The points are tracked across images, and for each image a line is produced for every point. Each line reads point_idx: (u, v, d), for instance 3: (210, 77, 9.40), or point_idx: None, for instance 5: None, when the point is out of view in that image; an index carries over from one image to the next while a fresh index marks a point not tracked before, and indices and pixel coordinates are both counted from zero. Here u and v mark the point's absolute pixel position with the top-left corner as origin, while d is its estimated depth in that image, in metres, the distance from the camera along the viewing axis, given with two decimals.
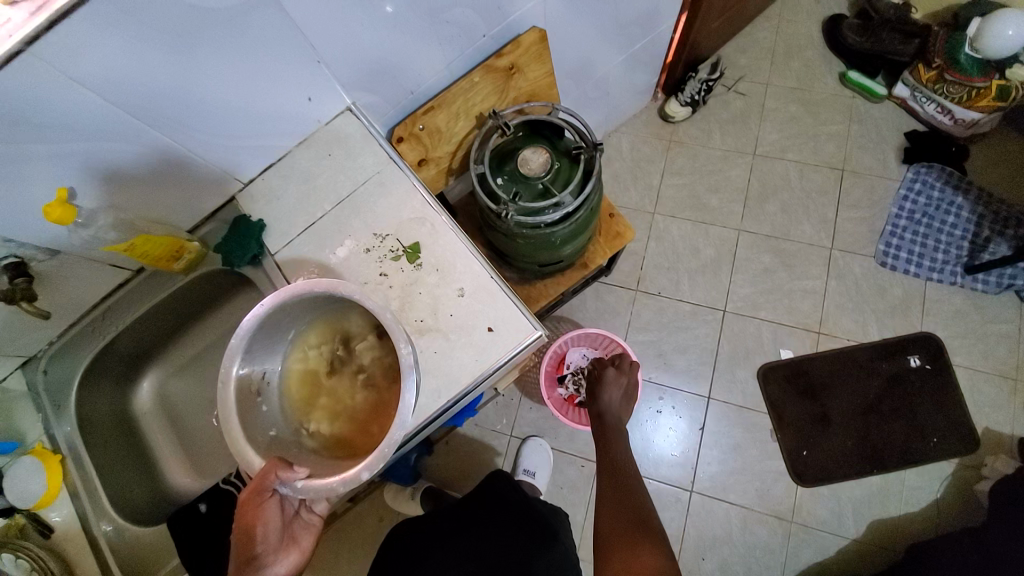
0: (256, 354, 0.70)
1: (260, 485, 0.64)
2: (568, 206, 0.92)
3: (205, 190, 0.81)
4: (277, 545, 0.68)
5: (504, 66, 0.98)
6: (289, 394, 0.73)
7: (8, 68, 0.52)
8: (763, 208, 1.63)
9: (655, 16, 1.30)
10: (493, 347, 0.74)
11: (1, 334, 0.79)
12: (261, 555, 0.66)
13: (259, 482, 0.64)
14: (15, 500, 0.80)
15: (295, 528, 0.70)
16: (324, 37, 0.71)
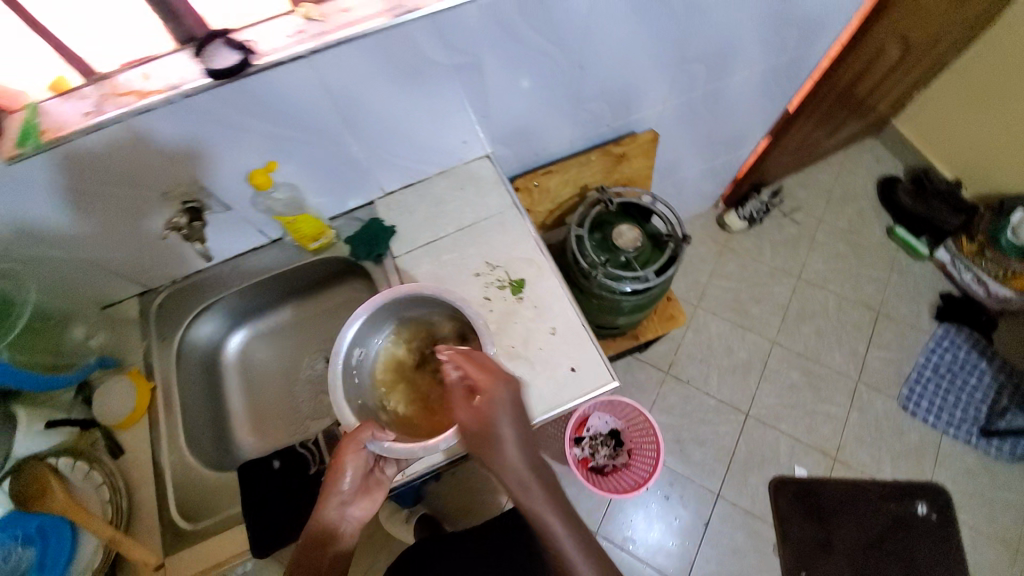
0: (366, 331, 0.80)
1: (354, 438, 0.71)
2: (650, 281, 1.03)
3: (355, 191, 0.95)
4: (356, 492, 0.73)
5: (617, 152, 1.13)
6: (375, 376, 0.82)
7: (288, 65, 0.66)
8: (799, 327, 1.73)
9: (740, 139, 1.48)
10: (573, 383, 0.81)
11: (145, 264, 0.88)
12: (343, 495, 0.72)
13: (354, 437, 0.71)
14: (104, 415, 0.82)
15: (371, 482, 0.74)
16: (497, 99, 0.89)
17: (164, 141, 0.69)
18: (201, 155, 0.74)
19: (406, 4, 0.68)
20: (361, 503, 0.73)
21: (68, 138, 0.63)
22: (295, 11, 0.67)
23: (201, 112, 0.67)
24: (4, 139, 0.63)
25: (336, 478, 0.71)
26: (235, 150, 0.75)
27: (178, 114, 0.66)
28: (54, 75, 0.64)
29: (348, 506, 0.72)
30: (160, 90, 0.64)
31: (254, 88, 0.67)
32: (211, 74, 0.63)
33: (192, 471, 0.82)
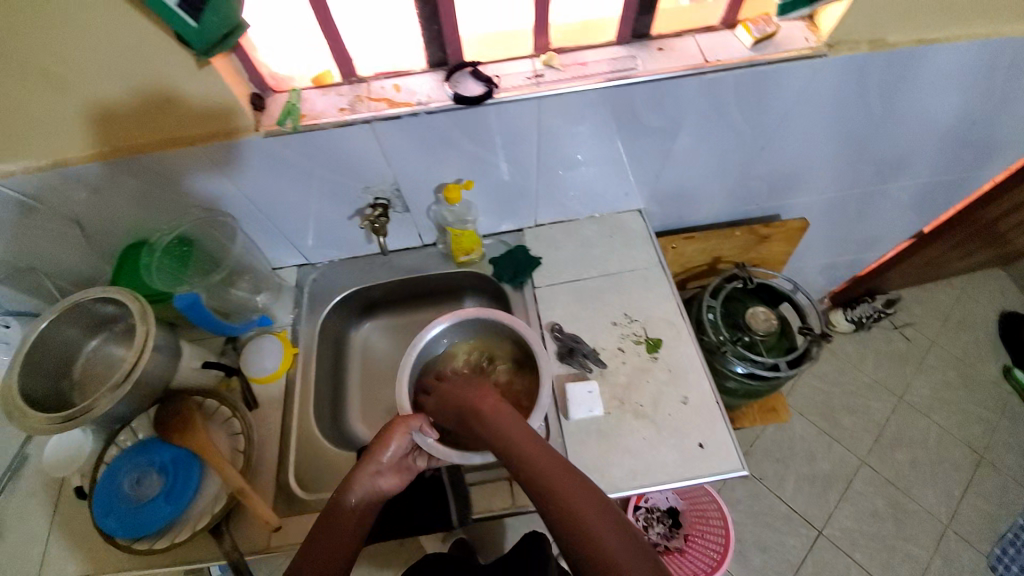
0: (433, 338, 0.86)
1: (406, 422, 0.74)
2: (781, 372, 0.99)
3: (514, 217, 0.99)
4: (392, 468, 0.73)
5: (763, 233, 1.10)
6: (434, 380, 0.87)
7: (521, 102, 0.72)
8: (891, 452, 1.62)
9: (873, 245, 1.44)
10: (699, 460, 0.78)
11: (318, 240, 0.95)
12: (380, 468, 0.72)
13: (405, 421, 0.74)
14: (250, 369, 0.87)
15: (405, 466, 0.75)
16: (675, 164, 0.92)
17: (393, 143, 0.76)
18: (410, 162, 0.80)
19: (637, 68, 0.73)
20: (393, 480, 0.72)
21: (321, 127, 0.70)
22: (535, 58, 0.75)
23: (433, 127, 0.74)
24: (267, 116, 0.70)
25: (377, 450, 0.72)
26: (438, 163, 0.81)
27: (413, 126, 0.73)
28: (321, 69, 0.72)
29: (381, 480, 0.71)
30: (409, 103, 0.71)
31: (483, 115, 0.73)
32: (456, 99, 0.70)
33: (315, 443, 0.85)
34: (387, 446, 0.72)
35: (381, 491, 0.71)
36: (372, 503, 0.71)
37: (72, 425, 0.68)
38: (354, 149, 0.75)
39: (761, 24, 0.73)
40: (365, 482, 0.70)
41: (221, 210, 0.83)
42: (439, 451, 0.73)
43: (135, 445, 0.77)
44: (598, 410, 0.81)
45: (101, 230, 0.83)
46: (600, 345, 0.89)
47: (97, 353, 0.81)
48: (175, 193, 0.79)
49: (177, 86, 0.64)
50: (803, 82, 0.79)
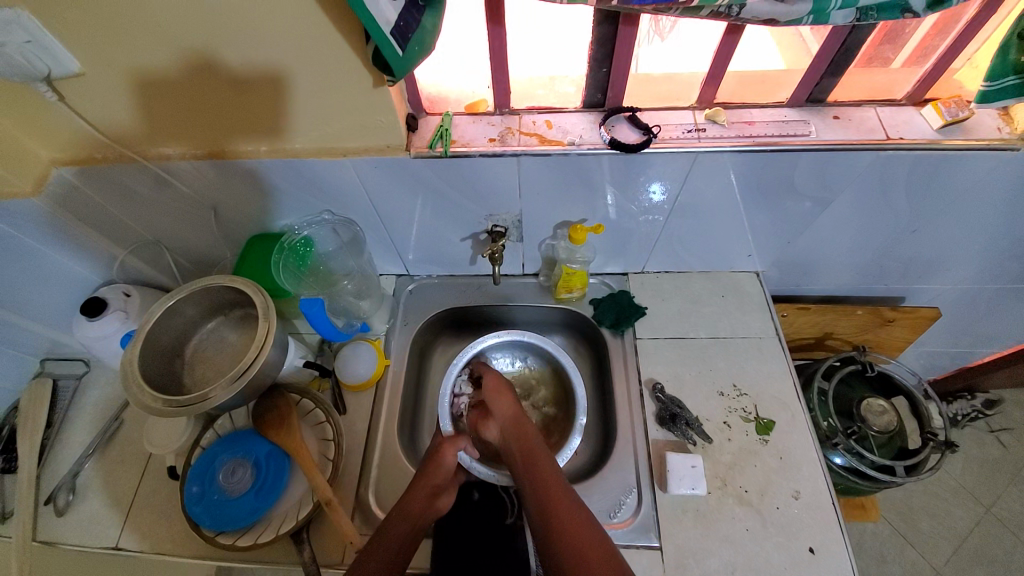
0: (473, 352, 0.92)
1: (453, 443, 0.80)
2: (896, 478, 0.89)
3: (623, 260, 0.96)
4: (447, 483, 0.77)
5: (887, 317, 1.00)
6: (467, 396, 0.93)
7: (676, 154, 0.69)
8: (975, 570, 1.45)
9: (990, 342, 1.31)
10: (810, 568, 0.71)
11: (425, 255, 0.95)
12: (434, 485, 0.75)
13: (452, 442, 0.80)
14: (348, 375, 0.88)
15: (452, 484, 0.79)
16: (811, 234, 0.86)
17: (535, 179, 0.74)
18: (543, 197, 0.78)
19: (811, 134, 0.68)
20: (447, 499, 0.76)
21: (469, 155, 0.69)
22: (698, 110, 0.71)
23: (578, 166, 0.71)
24: (418, 137, 0.70)
25: (431, 472, 0.76)
26: (570, 202, 0.79)
27: (561, 164, 0.71)
28: (477, 97, 0.71)
29: (437, 499, 0.74)
30: (560, 142, 0.69)
31: (633, 160, 0.70)
32: (612, 144, 0.67)
33: (398, 462, 0.84)
34: (442, 467, 0.76)
35: (437, 509, 0.74)
36: (425, 521, 0.72)
37: (185, 412, 0.69)
38: (494, 179, 0.74)
39: (954, 107, 0.67)
40: (423, 499, 0.73)
41: (346, 217, 0.85)
42: (484, 472, 0.80)
43: (234, 434, 0.81)
44: (701, 489, 0.76)
45: (230, 217, 0.85)
46: (705, 415, 0.84)
47: (210, 339, 0.84)
48: (307, 195, 0.80)
49: (333, 95, 0.64)
50: (985, 173, 0.72)
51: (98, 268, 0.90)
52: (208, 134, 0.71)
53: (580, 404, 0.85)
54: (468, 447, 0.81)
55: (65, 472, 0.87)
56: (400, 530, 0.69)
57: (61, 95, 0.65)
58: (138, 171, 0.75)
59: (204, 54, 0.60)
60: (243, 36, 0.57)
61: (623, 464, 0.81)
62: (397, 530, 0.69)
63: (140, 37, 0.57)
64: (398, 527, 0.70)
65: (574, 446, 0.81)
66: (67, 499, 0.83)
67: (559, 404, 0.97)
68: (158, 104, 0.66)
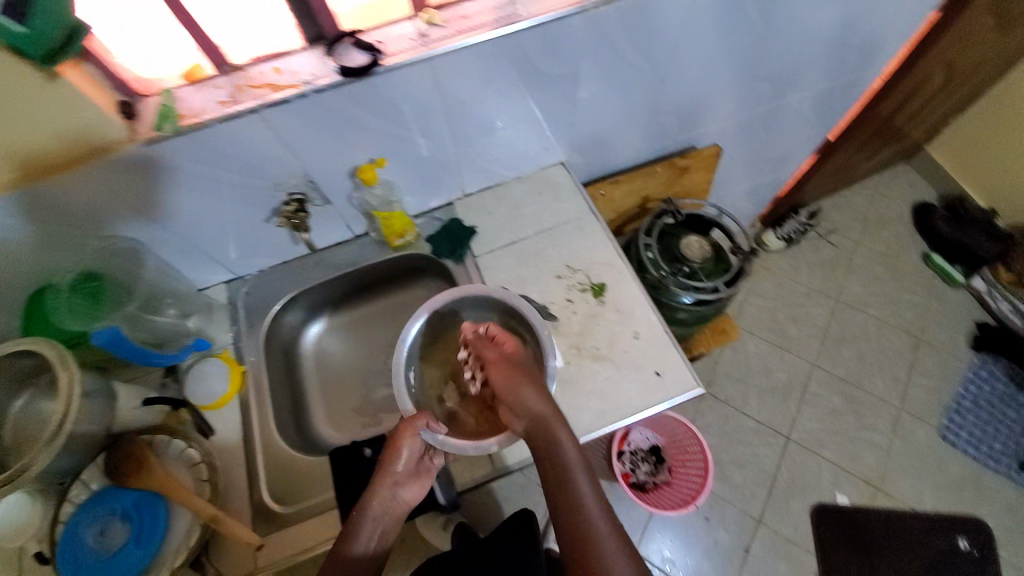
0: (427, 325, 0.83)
1: (412, 424, 0.73)
2: (721, 293, 1.07)
3: (439, 190, 0.98)
4: (410, 473, 0.75)
5: (681, 166, 1.17)
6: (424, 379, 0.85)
7: (413, 69, 0.70)
8: (838, 350, 1.74)
9: (786, 161, 1.52)
10: (660, 387, 0.82)
11: (242, 250, 0.91)
12: (396, 477, 0.73)
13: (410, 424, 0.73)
14: (200, 396, 0.85)
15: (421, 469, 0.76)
16: (585, 108, 0.93)
17: (294, 134, 0.72)
18: (316, 151, 0.77)
19: (523, 13, 0.73)
20: (413, 486, 0.74)
21: (206, 124, 0.66)
22: (417, 18, 0.73)
23: (325, 106, 0.70)
24: (144, 124, 0.67)
25: (390, 461, 0.72)
26: (349, 148, 0.78)
27: (306, 110, 0.69)
28: (190, 63, 0.68)
29: (401, 489, 0.74)
30: (295, 85, 0.67)
31: (378, 85, 0.70)
32: (343, 72, 0.67)
33: (284, 457, 0.82)
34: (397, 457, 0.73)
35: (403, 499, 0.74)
36: (392, 515, 0.73)
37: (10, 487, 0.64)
38: (252, 145, 0.72)
39: None
40: (385, 493, 0.72)
41: (120, 234, 0.78)
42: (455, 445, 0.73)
43: (94, 496, 0.75)
44: (559, 361, 0.82)
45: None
46: (549, 300, 0.91)
47: (28, 413, 0.76)
48: (62, 226, 0.73)
49: (21, 109, 0.58)
50: (689, 6, 0.81)
51: None
52: None
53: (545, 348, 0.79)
54: (432, 424, 0.73)
55: None
56: (365, 531, 0.69)
57: None
58: None
59: None
60: None
61: None
62: (362, 529, 0.69)
63: None
64: (363, 531, 0.69)
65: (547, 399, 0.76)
66: None
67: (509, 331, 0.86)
68: None
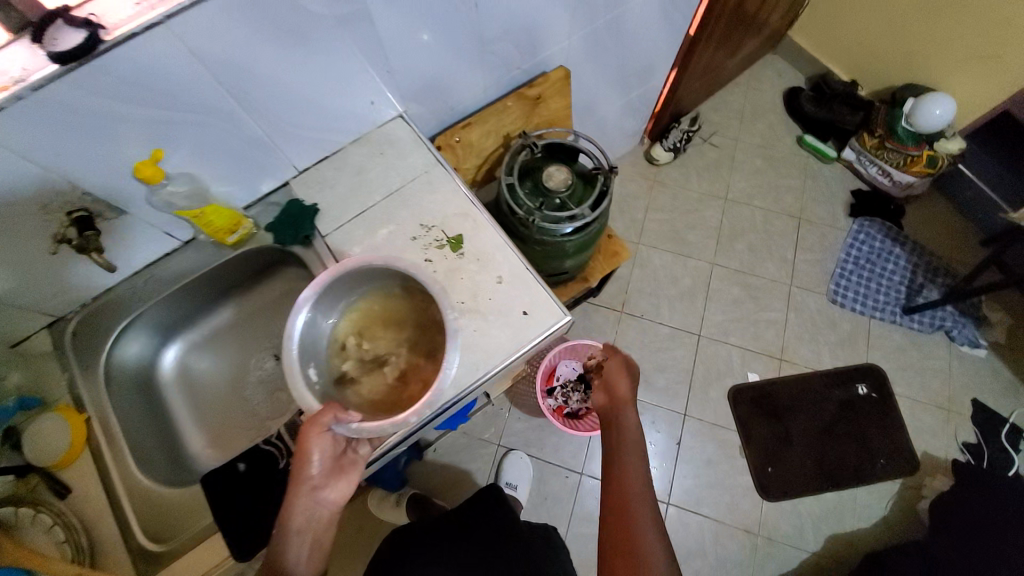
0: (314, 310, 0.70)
1: (319, 421, 0.65)
2: (586, 216, 1.05)
3: (264, 173, 0.88)
4: (330, 472, 0.67)
5: (533, 95, 1.12)
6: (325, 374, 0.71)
7: (145, 38, 0.59)
8: (733, 245, 1.83)
9: (650, 70, 1.50)
10: (527, 327, 0.82)
11: (47, 289, 0.78)
12: (314, 481, 0.66)
13: (316, 422, 0.65)
14: (36, 457, 0.74)
15: (345, 463, 0.68)
16: (399, 50, 0.84)
17: (36, 142, 0.61)
18: (75, 158, 0.65)
19: None
20: (343, 483, 0.68)
21: None
22: None
23: (58, 103, 0.59)
24: None
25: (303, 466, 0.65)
26: (118, 145, 0.68)
27: (34, 112, 0.58)
28: None
29: (326, 489, 0.67)
30: (2, 86, 0.55)
31: (113, 65, 0.59)
32: (57, 58, 0.56)
33: (157, 497, 0.77)
34: (311, 460, 0.65)
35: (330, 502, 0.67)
36: (322, 520, 0.67)
37: None
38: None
39: None
40: (305, 501, 0.66)
41: None
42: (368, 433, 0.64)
43: None
44: None
45: None
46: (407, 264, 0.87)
47: None
48: None
49: None
50: None
51: None
52: None
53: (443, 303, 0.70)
54: (339, 418, 0.64)
55: None
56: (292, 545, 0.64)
57: None
58: None
59: None
60: None
61: None
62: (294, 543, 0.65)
63: None
64: (291, 547, 0.64)
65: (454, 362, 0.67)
66: None
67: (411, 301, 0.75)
68: None
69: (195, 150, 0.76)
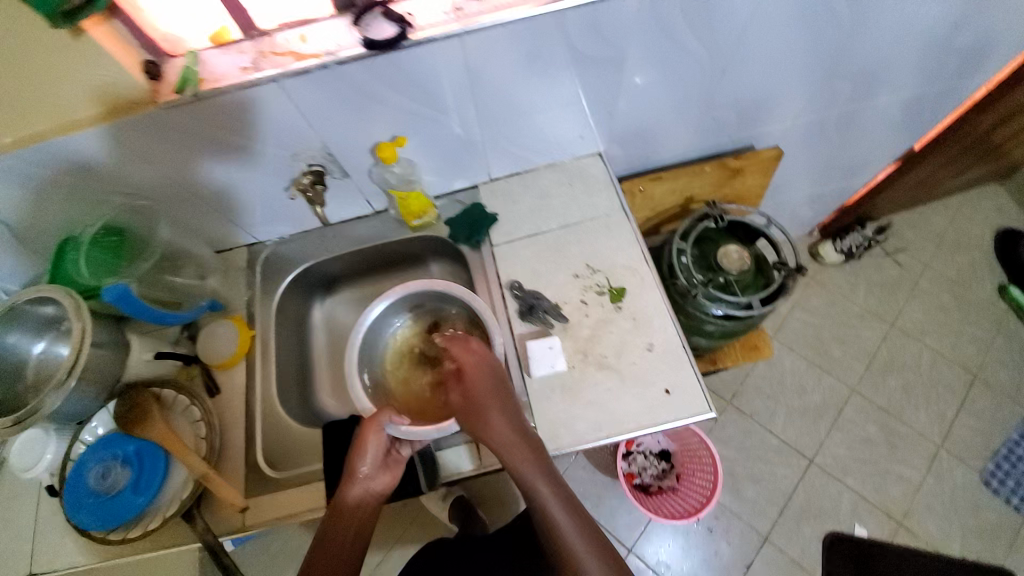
0: (385, 318, 0.90)
1: (376, 421, 0.75)
2: (754, 311, 0.96)
3: (463, 173, 0.93)
4: (379, 467, 0.74)
5: (734, 167, 1.04)
6: (387, 365, 0.92)
7: (439, 44, 0.65)
8: (882, 378, 1.61)
9: (858, 168, 1.36)
10: (666, 407, 0.76)
11: (264, 216, 0.91)
12: (366, 473, 0.73)
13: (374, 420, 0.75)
14: (208, 355, 0.86)
15: (389, 462, 0.76)
16: (629, 99, 0.85)
17: (86, 82, 0.62)
18: (336, 125, 0.74)
19: None
20: (386, 475, 0.75)
21: (225, 91, 0.64)
22: None
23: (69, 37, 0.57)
24: (165, 84, 0.65)
25: (358, 456, 0.73)
26: (368, 124, 0.75)
27: (325, 80, 0.66)
28: (215, 26, 0.65)
29: (373, 480, 0.73)
30: (316, 54, 0.64)
31: (402, 60, 0.66)
32: (367, 44, 0.63)
33: (281, 422, 0.85)
34: (365, 455, 0.73)
35: (376, 491, 0.73)
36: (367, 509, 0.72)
37: (23, 428, 0.69)
38: (58, 104, 0.64)
39: None
40: (356, 491, 0.72)
41: (152, 197, 0.80)
42: (417, 433, 0.74)
43: (101, 439, 0.78)
44: (560, 365, 0.79)
45: (24, 225, 0.79)
46: (562, 299, 0.86)
47: (46, 358, 0.80)
48: (91, 183, 0.75)
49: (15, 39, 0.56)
50: None
51: None
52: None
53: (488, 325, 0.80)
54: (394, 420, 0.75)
55: None
56: (344, 528, 0.70)
57: None
58: None
59: None
60: None
61: None
62: (341, 529, 0.70)
63: None
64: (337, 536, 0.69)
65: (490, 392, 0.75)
66: None
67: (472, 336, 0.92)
68: None
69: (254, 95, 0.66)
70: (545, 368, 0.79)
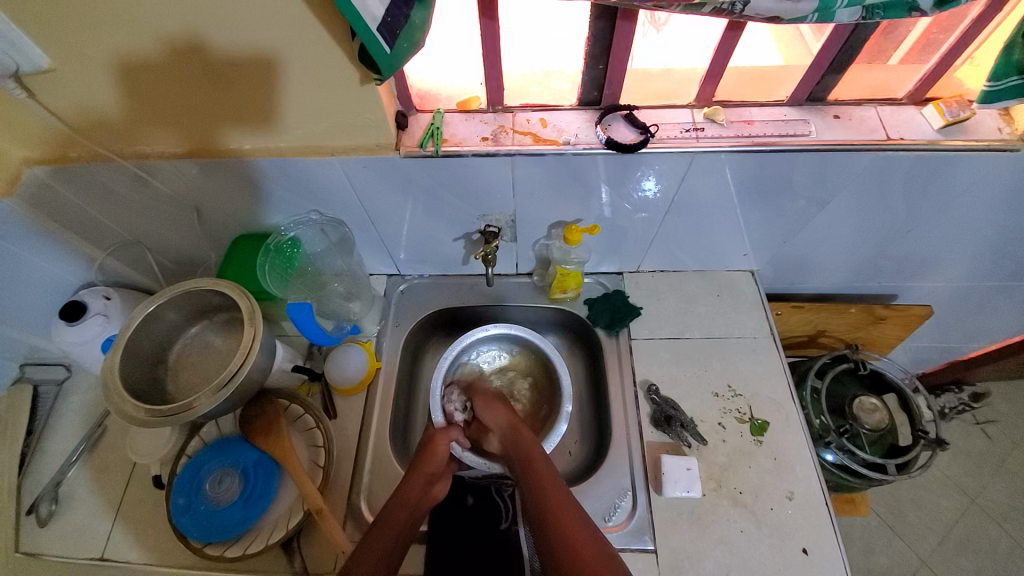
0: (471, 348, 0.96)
1: (445, 436, 0.80)
2: (887, 475, 0.91)
3: (617, 259, 0.95)
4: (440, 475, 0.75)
5: (880, 315, 1.01)
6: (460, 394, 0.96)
7: (671, 154, 0.68)
8: (955, 558, 1.47)
9: (980, 337, 1.33)
10: (804, 569, 0.71)
11: (420, 254, 0.93)
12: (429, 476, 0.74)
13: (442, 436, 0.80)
14: (340, 378, 0.86)
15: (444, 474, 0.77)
16: (807, 234, 0.86)
17: (92, 64, 0.60)
18: (536, 199, 0.77)
19: (810, 134, 0.68)
20: (443, 486, 0.75)
21: (460, 155, 0.68)
22: (696, 108, 0.71)
23: (162, 35, 0.56)
24: (408, 136, 0.70)
25: (424, 462, 0.75)
26: (562, 203, 0.78)
27: (555, 162, 0.69)
28: (468, 94, 0.70)
29: (433, 487, 0.73)
30: (556, 141, 0.68)
31: (630, 159, 0.69)
32: (609, 143, 0.66)
33: (390, 465, 0.82)
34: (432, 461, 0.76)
35: (434, 497, 0.73)
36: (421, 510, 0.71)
37: (167, 422, 0.67)
38: (64, 86, 0.63)
39: (956, 107, 0.66)
40: (418, 490, 0.72)
41: (335, 218, 0.84)
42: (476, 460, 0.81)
43: (221, 441, 0.79)
44: (696, 492, 0.75)
45: (216, 215, 0.84)
46: (699, 416, 0.83)
47: (194, 344, 0.81)
48: (295, 195, 0.79)
49: (307, 73, 0.61)
50: (985, 173, 0.71)
51: (72, 269, 0.88)
52: (206, 121, 0.68)
53: (564, 393, 0.85)
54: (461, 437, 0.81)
55: (47, 481, 0.84)
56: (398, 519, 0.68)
57: (31, 92, 0.63)
58: (115, 170, 0.74)
59: (174, 40, 0.57)
60: (201, 20, 0.55)
61: (618, 466, 0.80)
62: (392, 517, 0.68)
63: (121, 32, 0.56)
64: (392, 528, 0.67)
65: (561, 432, 0.81)
66: (50, 508, 0.80)
67: (542, 408, 0.94)
68: (190, 105, 0.66)
69: (266, 60, 0.59)
70: (680, 490, 0.75)
